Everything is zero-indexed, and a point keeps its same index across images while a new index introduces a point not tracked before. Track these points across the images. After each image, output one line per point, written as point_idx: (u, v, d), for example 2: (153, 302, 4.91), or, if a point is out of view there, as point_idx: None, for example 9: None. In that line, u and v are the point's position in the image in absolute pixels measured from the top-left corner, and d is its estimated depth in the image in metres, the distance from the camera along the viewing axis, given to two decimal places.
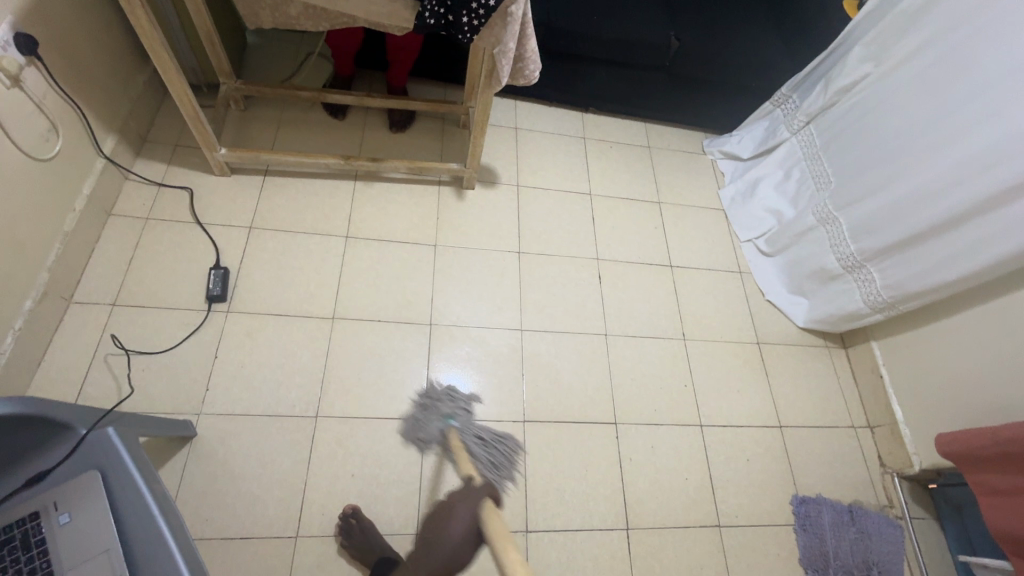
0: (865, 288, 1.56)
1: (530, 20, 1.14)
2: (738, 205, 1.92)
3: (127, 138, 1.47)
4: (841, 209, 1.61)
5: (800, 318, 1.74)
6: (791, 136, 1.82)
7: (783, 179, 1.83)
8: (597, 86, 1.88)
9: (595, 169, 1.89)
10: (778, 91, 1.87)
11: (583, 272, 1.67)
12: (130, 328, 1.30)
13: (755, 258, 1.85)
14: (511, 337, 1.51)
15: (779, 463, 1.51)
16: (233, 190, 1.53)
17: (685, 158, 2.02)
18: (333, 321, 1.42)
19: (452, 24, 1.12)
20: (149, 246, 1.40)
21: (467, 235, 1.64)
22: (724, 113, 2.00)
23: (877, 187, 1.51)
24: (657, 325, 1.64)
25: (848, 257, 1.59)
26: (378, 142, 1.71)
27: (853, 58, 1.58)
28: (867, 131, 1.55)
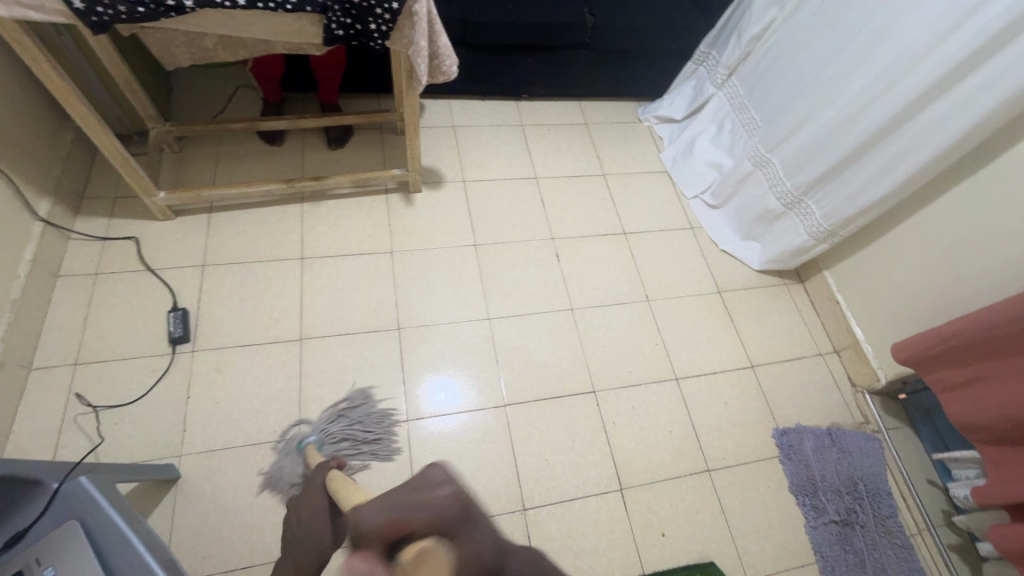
0: (807, 221, 1.62)
1: (437, 17, 1.17)
2: (679, 164, 1.98)
3: (64, 198, 1.46)
4: (772, 151, 1.68)
5: (754, 262, 1.80)
6: (717, 90, 1.89)
7: (717, 132, 1.90)
8: (525, 72, 1.92)
9: (537, 153, 1.93)
10: (697, 50, 1.94)
11: (541, 253, 1.71)
12: (96, 385, 1.29)
13: (704, 213, 1.91)
14: (479, 327, 1.54)
15: (756, 401, 1.56)
16: (180, 232, 1.53)
17: (622, 128, 2.08)
18: (301, 341, 1.43)
19: (362, 32, 1.14)
20: (103, 300, 1.39)
21: (421, 237, 1.66)
22: (652, 79, 2.06)
23: (799, 124, 1.58)
24: (620, 291, 1.69)
25: (786, 195, 1.65)
26: (319, 162, 1.72)
27: (758, 6, 1.65)
28: (782, 73, 1.63)
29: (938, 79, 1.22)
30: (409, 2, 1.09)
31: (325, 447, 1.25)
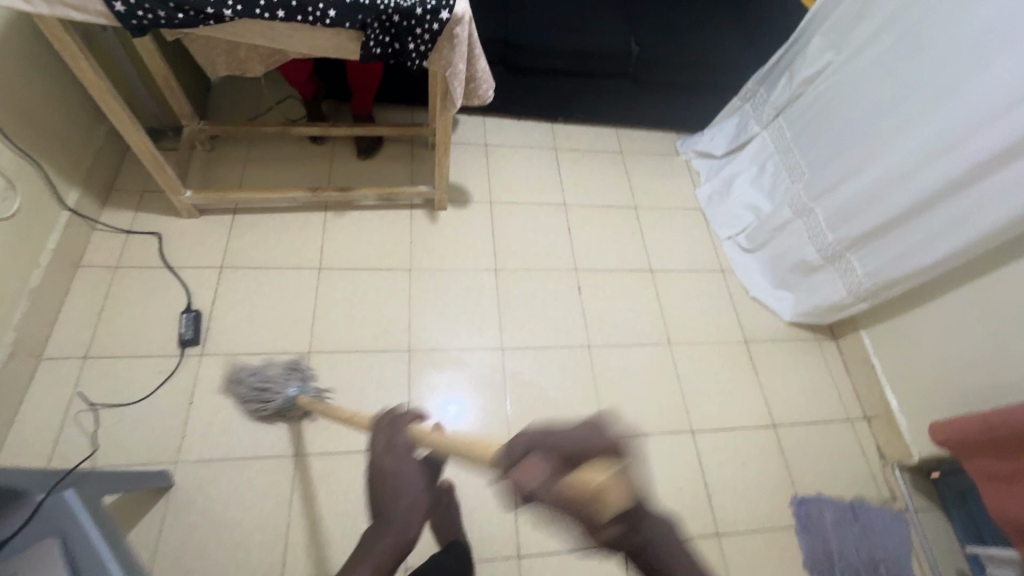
0: (848, 279, 1.53)
1: (478, 41, 1.13)
2: (715, 203, 1.91)
3: (93, 189, 1.46)
4: (816, 200, 1.60)
5: (786, 313, 1.71)
6: (762, 130, 1.83)
7: (758, 173, 1.83)
8: (563, 96, 1.87)
9: (568, 179, 1.88)
10: (744, 86, 1.87)
11: (562, 284, 1.65)
12: (102, 382, 1.28)
13: (736, 255, 1.83)
14: (492, 358, 1.49)
15: (776, 463, 1.48)
16: (202, 232, 1.52)
17: (658, 160, 2.01)
18: (309, 355, 1.40)
19: (399, 51, 1.10)
20: (119, 295, 1.39)
21: (441, 257, 1.63)
22: (694, 113, 1.99)
23: (848, 175, 1.50)
24: (641, 331, 1.62)
25: (827, 249, 1.56)
26: (347, 171, 1.71)
27: (814, 48, 1.60)
28: (833, 120, 1.56)
29: (1004, 146, 1.13)
30: (451, 24, 1.07)
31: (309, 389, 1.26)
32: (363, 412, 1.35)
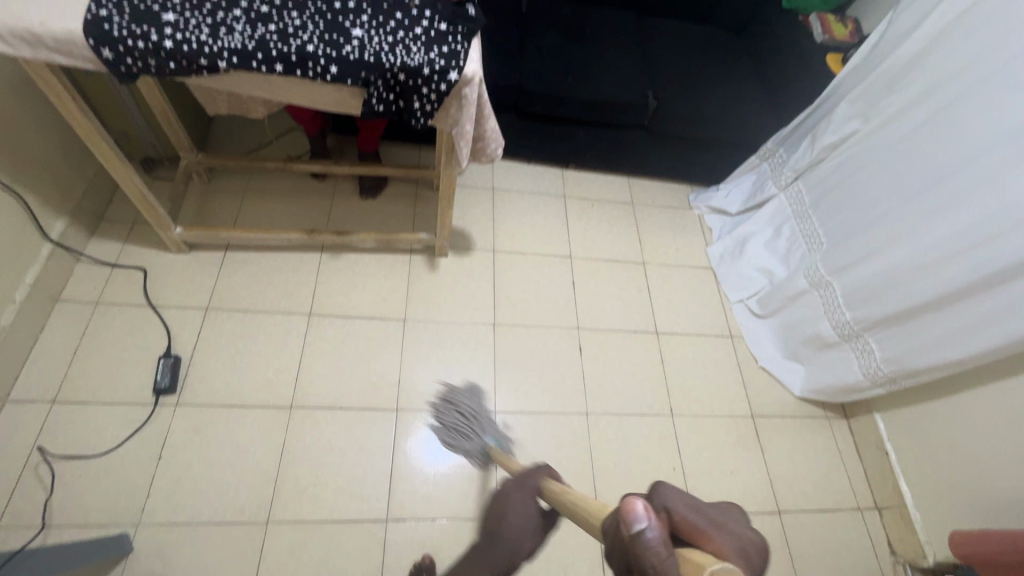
0: (864, 360, 1.44)
1: (487, 101, 1.07)
2: (727, 263, 1.83)
3: (81, 218, 1.41)
4: (834, 273, 1.52)
5: (796, 387, 1.62)
6: (779, 192, 1.76)
7: (773, 236, 1.76)
8: (576, 144, 1.82)
9: (576, 229, 1.82)
10: (763, 145, 1.81)
11: (563, 343, 1.58)
12: (69, 430, 1.21)
13: (747, 320, 1.75)
14: (484, 421, 1.41)
15: (780, 555, 1.38)
16: (191, 269, 1.46)
17: (669, 213, 1.94)
18: (290, 409, 1.32)
19: (404, 108, 1.03)
20: (96, 334, 1.33)
21: (438, 307, 1.56)
22: (709, 168, 1.93)
23: (869, 252, 1.42)
24: (643, 399, 1.53)
25: (844, 326, 1.48)
26: (347, 210, 1.66)
27: (840, 115, 1.54)
28: (856, 191, 1.49)
29: None
30: (460, 84, 1.01)
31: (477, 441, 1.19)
32: (343, 475, 1.27)
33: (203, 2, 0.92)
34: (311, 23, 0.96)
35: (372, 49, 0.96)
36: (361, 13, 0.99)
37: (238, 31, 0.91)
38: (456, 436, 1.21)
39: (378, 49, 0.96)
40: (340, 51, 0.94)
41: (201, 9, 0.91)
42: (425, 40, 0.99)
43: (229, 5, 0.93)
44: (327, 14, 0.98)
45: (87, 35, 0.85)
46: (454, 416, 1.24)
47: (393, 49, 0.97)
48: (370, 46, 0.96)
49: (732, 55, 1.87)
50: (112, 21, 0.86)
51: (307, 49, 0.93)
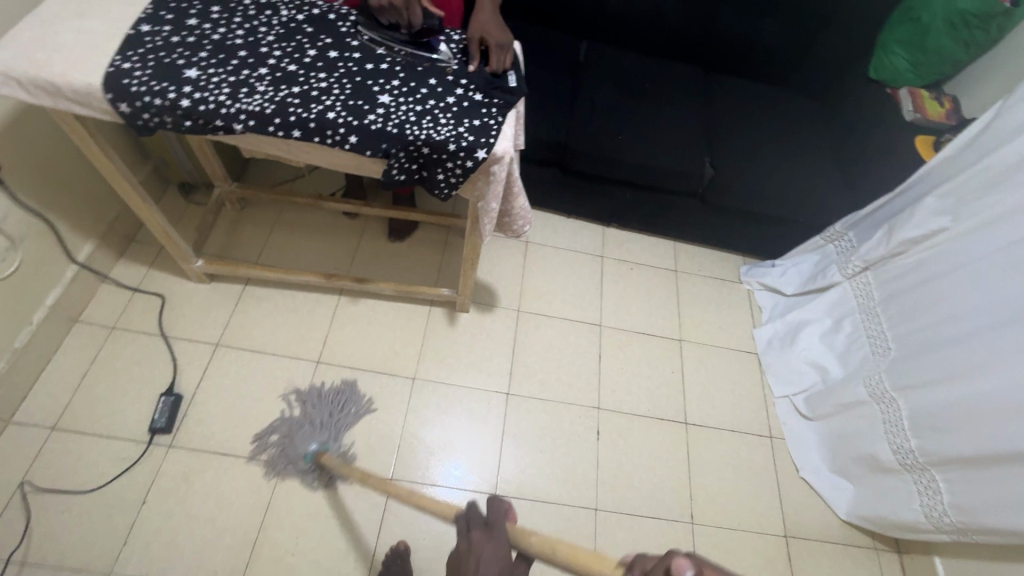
0: (927, 500, 1.24)
1: (518, 179, 0.98)
2: (775, 351, 1.65)
3: (111, 241, 1.42)
4: (901, 390, 1.33)
5: (842, 509, 1.42)
6: (844, 281, 1.57)
7: (832, 329, 1.57)
8: (620, 205, 1.70)
9: (610, 295, 1.69)
10: (830, 226, 1.63)
11: (580, 425, 1.45)
12: (63, 460, 1.19)
13: (791, 420, 1.56)
14: (482, 503, 1.30)
15: None
16: (209, 301, 1.44)
17: (716, 286, 1.78)
18: (282, 465, 1.26)
19: (427, 179, 0.96)
20: (107, 360, 1.32)
21: (451, 368, 1.47)
22: (766, 242, 1.76)
23: (951, 375, 1.22)
24: (661, 500, 1.38)
25: (907, 454, 1.29)
26: (373, 253, 1.61)
27: (924, 209, 1.35)
28: (936, 301, 1.30)
29: None
30: (488, 161, 0.92)
31: (324, 442, 1.28)
32: (324, 547, 1.19)
33: (229, 60, 0.89)
34: (337, 86, 0.90)
35: (396, 119, 0.89)
36: (392, 77, 0.93)
37: (259, 93, 0.87)
38: (314, 424, 1.30)
39: (402, 119, 0.89)
40: (362, 120, 0.88)
41: (225, 67, 0.88)
42: (454, 111, 0.91)
43: (256, 63, 0.90)
44: (356, 76, 0.92)
45: (105, 89, 0.82)
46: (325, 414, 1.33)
47: (418, 120, 0.89)
48: (395, 115, 0.89)
49: (807, 124, 1.70)
50: (133, 75, 0.84)
51: (327, 116, 0.87)
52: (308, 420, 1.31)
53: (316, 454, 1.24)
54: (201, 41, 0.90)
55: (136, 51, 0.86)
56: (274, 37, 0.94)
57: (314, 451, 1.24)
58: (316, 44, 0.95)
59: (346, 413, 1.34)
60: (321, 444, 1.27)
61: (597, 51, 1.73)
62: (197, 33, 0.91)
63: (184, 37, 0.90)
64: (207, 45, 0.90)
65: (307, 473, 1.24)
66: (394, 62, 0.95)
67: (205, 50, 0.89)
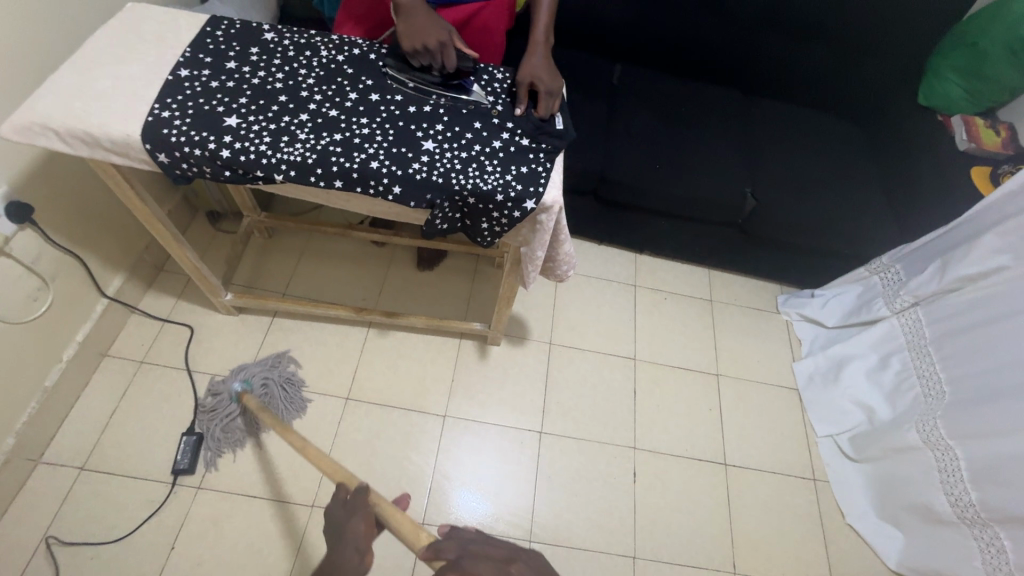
0: (989, 558, 1.17)
1: (565, 226, 0.94)
2: (816, 387, 1.59)
3: (140, 272, 1.40)
4: (958, 438, 1.26)
5: (892, 559, 1.35)
6: (892, 315, 1.50)
7: (879, 366, 1.50)
8: (655, 234, 1.64)
9: (644, 326, 1.64)
10: (876, 257, 1.56)
11: (615, 465, 1.40)
12: (92, 501, 1.17)
13: (835, 461, 1.49)
14: (516, 549, 1.25)
15: None
16: (237, 334, 1.42)
17: (754, 317, 1.72)
18: (312, 508, 1.23)
19: (470, 226, 0.92)
20: (136, 397, 1.30)
21: (482, 405, 1.42)
22: (806, 272, 1.69)
23: (1016, 427, 1.14)
24: (701, 548, 1.32)
25: (966, 507, 1.22)
26: (401, 283, 1.57)
27: (983, 246, 1.28)
28: (998, 344, 1.23)
29: None
30: (536, 211, 0.88)
31: (255, 383, 1.28)
32: None
33: (269, 106, 0.86)
34: (380, 132, 0.87)
35: (441, 167, 0.85)
36: (436, 121, 0.90)
37: (300, 141, 0.84)
38: (265, 369, 1.31)
39: (447, 168, 0.85)
40: (406, 169, 0.84)
41: (265, 113, 0.85)
42: (501, 158, 0.87)
43: (297, 109, 0.87)
44: (399, 121, 0.88)
45: (144, 139, 0.80)
46: (276, 366, 1.33)
47: (464, 168, 0.85)
48: (439, 163, 0.85)
49: (852, 151, 1.63)
50: (173, 124, 0.81)
51: (371, 165, 0.83)
52: (262, 363, 1.32)
53: (239, 395, 1.23)
54: (241, 86, 0.87)
55: (175, 98, 0.83)
56: (314, 80, 0.91)
57: (237, 389, 1.24)
58: (357, 86, 0.91)
59: (294, 394, 1.32)
60: (248, 380, 1.27)
61: (633, 75, 1.68)
62: (237, 77, 0.88)
63: (224, 81, 0.87)
64: (247, 90, 0.87)
65: (232, 413, 1.25)
66: (438, 105, 0.92)
67: (245, 95, 0.86)
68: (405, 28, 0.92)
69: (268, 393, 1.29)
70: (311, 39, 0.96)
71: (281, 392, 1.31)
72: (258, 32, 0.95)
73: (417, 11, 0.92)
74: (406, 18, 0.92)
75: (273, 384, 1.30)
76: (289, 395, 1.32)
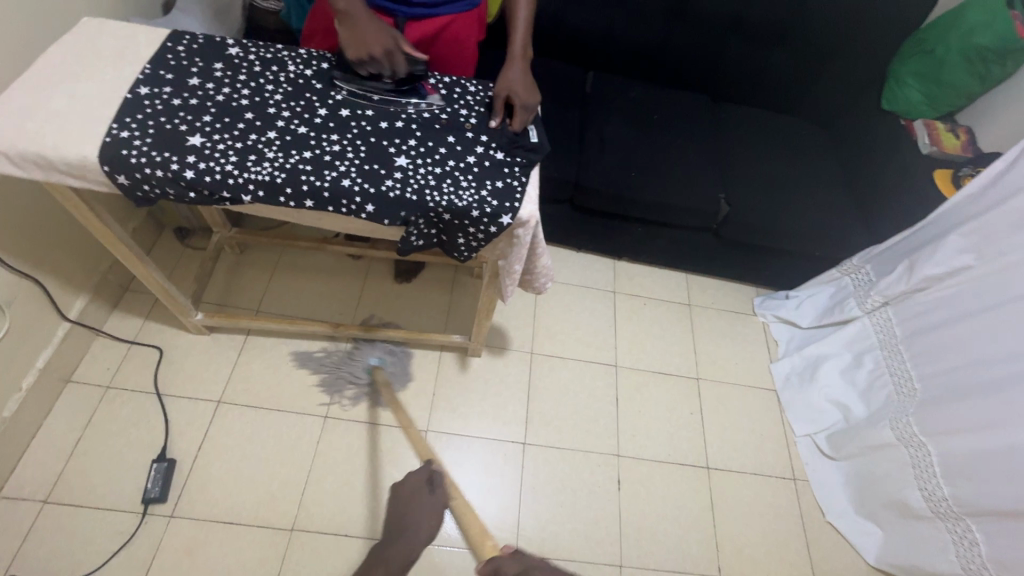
0: (963, 551, 1.20)
1: (542, 240, 0.93)
2: (793, 387, 1.61)
3: (105, 292, 1.35)
4: (931, 435, 1.29)
5: (872, 555, 1.37)
6: (863, 315, 1.53)
7: (853, 365, 1.53)
8: (632, 240, 1.65)
9: (624, 332, 1.65)
10: (846, 259, 1.60)
11: (599, 474, 1.40)
12: (55, 536, 1.11)
13: (813, 460, 1.52)
14: None
15: None
16: (209, 354, 1.38)
17: (731, 320, 1.74)
18: (290, 532, 1.19)
19: (447, 242, 0.90)
20: (102, 423, 1.25)
21: (465, 417, 1.41)
22: (781, 274, 1.72)
23: (983, 422, 1.18)
24: (687, 552, 1.33)
25: (939, 502, 1.25)
26: (378, 296, 1.55)
27: (947, 246, 1.32)
28: (965, 341, 1.26)
29: None
30: (513, 225, 0.87)
31: (387, 360, 1.41)
32: None
33: (235, 124, 0.84)
34: (351, 148, 0.85)
35: (414, 183, 0.84)
36: (409, 136, 0.88)
37: (268, 159, 0.81)
38: (395, 350, 1.44)
39: (421, 184, 0.84)
40: (379, 186, 0.82)
41: (231, 132, 0.83)
42: (476, 173, 0.86)
43: (264, 126, 0.84)
44: (370, 137, 0.87)
45: (102, 161, 0.76)
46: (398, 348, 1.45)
47: (439, 184, 0.84)
48: (413, 179, 0.84)
49: (820, 155, 1.67)
50: (133, 144, 0.78)
51: (342, 183, 0.81)
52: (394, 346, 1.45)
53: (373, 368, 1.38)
54: (204, 103, 0.85)
55: (135, 117, 0.80)
56: (282, 95, 0.89)
57: (374, 364, 1.38)
58: (326, 102, 0.90)
59: (401, 365, 1.43)
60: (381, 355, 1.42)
61: (606, 83, 1.70)
62: (200, 94, 0.85)
63: (186, 99, 0.84)
64: (211, 107, 0.85)
65: (359, 376, 1.38)
66: (410, 120, 0.90)
67: (209, 113, 0.84)
68: (352, 37, 0.85)
69: (396, 359, 1.43)
70: (278, 54, 0.94)
71: (393, 359, 1.43)
72: (222, 47, 0.93)
73: (361, 14, 0.85)
74: (352, 24, 0.85)
75: (394, 353, 1.43)
76: (395, 362, 1.43)
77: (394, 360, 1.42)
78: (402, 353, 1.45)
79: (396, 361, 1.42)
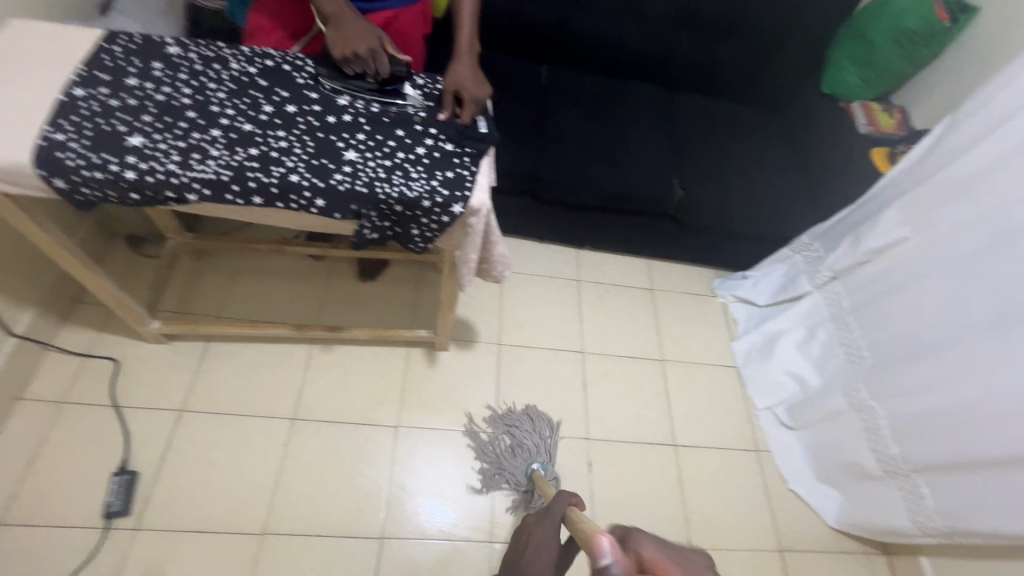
0: (912, 506, 1.28)
1: (495, 227, 0.95)
2: (753, 363, 1.67)
3: (54, 305, 1.31)
4: (879, 399, 1.36)
5: (831, 517, 1.44)
6: (814, 290, 1.60)
7: (807, 338, 1.59)
8: (593, 229, 1.69)
9: (590, 320, 1.68)
10: (797, 237, 1.66)
11: (571, 458, 1.42)
12: (12, 559, 1.08)
13: (774, 431, 1.58)
14: (478, 553, 1.25)
15: None
16: (169, 362, 1.35)
17: (692, 302, 1.80)
18: (261, 537, 1.18)
19: (401, 233, 0.91)
20: (57, 440, 1.21)
21: (436, 412, 1.41)
22: (737, 255, 1.78)
23: (925, 383, 1.26)
24: (658, 528, 1.37)
25: (889, 461, 1.32)
26: (343, 296, 1.54)
27: (886, 220, 1.39)
28: (906, 309, 1.34)
29: None
30: (466, 214, 0.89)
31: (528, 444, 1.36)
32: None
33: (177, 123, 0.82)
34: (299, 144, 0.85)
35: (364, 177, 0.84)
36: (357, 130, 0.89)
37: (213, 158, 0.81)
38: (530, 433, 1.38)
39: (371, 177, 0.84)
40: (328, 180, 0.82)
41: (173, 131, 0.82)
42: (426, 164, 0.87)
43: (207, 125, 0.84)
44: (318, 133, 0.87)
45: (36, 165, 0.74)
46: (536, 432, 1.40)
47: (389, 176, 0.85)
48: (363, 172, 0.84)
49: (768, 139, 1.74)
50: (69, 147, 0.76)
51: (291, 179, 0.81)
52: (536, 428, 1.40)
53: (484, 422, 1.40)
54: (144, 103, 0.83)
55: (70, 119, 0.78)
56: (225, 93, 0.88)
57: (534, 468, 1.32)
58: (272, 99, 0.89)
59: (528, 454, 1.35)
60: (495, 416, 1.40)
61: (560, 74, 1.72)
62: (139, 94, 0.84)
63: (124, 99, 0.83)
64: (152, 107, 0.83)
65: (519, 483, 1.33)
66: (358, 114, 0.91)
67: (150, 113, 0.82)
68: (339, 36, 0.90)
69: (522, 446, 1.36)
70: (219, 51, 0.93)
71: (521, 444, 1.37)
72: (160, 46, 0.91)
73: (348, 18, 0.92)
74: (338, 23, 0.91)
75: (523, 444, 1.37)
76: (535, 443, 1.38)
77: (527, 453, 1.35)
78: (529, 434, 1.39)
79: (524, 445, 1.36)
